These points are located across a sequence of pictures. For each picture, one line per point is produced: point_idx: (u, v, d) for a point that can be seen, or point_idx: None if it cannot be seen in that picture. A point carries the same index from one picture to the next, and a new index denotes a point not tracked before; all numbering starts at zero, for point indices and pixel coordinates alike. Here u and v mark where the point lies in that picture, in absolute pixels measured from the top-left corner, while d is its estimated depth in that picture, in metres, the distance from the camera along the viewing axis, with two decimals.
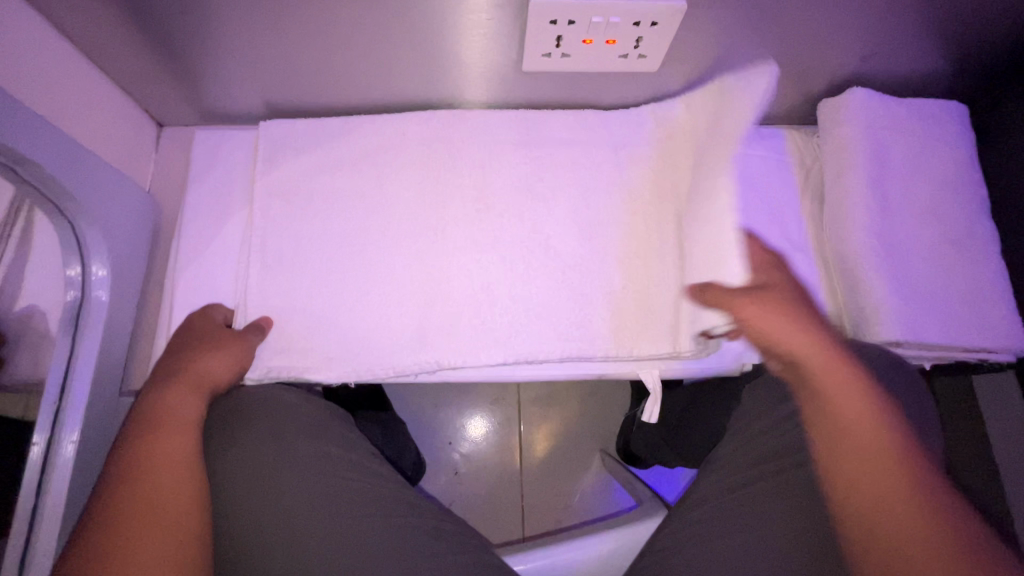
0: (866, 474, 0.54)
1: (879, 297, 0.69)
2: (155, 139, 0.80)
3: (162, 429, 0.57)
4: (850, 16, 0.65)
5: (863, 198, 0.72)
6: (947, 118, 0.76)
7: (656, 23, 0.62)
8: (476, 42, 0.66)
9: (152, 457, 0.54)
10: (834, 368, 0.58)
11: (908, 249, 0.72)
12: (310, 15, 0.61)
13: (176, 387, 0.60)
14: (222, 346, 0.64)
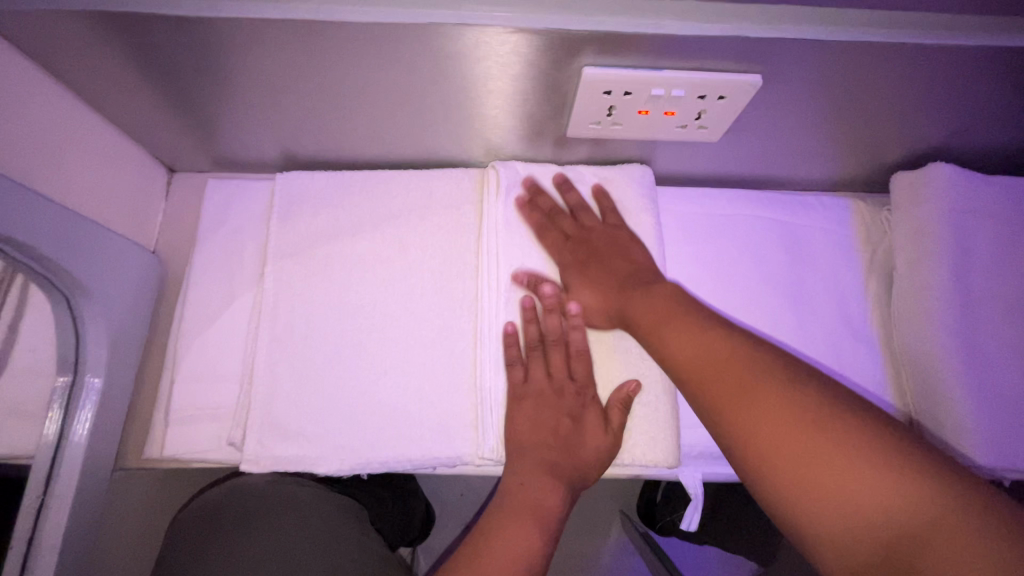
0: (708, 375, 0.51)
1: (963, 411, 0.61)
2: (165, 185, 0.74)
3: (530, 518, 0.57)
4: (946, 92, 0.57)
5: (946, 291, 0.64)
6: None
7: (724, 96, 0.55)
8: (517, 105, 0.59)
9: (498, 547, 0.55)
10: (625, 294, 0.61)
11: (993, 353, 0.64)
12: (340, 75, 0.55)
13: (542, 475, 0.60)
14: (592, 427, 0.61)
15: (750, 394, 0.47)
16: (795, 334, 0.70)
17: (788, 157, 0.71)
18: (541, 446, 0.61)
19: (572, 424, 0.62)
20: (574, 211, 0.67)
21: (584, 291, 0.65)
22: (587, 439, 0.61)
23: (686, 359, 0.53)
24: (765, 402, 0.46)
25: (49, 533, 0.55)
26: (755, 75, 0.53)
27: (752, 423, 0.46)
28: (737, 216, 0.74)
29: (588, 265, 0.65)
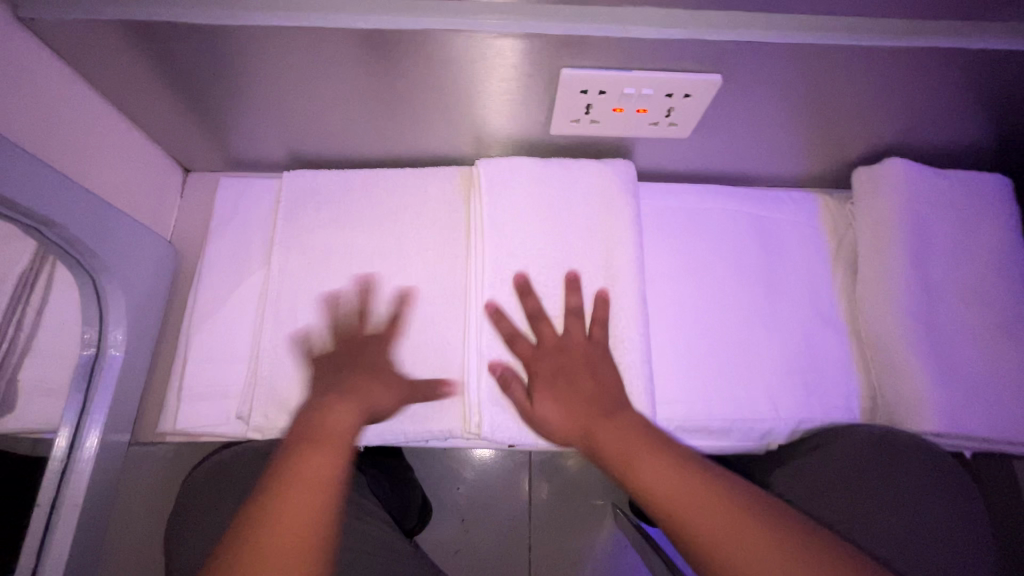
0: (666, 507, 0.46)
1: (919, 382, 0.65)
2: (180, 184, 0.80)
3: (320, 443, 0.50)
4: (892, 90, 0.63)
5: (903, 275, 0.69)
6: (991, 195, 0.74)
7: (689, 94, 0.61)
8: (505, 105, 0.65)
9: (301, 466, 0.47)
10: (598, 417, 0.55)
11: (948, 331, 0.68)
12: (343, 78, 0.61)
13: (333, 402, 0.55)
14: (382, 380, 0.61)
15: (711, 522, 0.44)
16: (768, 318, 0.74)
17: (756, 154, 0.76)
18: (325, 388, 0.58)
19: (371, 369, 0.61)
20: (537, 321, 0.65)
21: (547, 403, 0.58)
22: (371, 381, 0.60)
23: (652, 487, 0.48)
24: (711, 501, 0.45)
25: (73, 493, 0.60)
26: (716, 74, 0.58)
27: (656, 489, 0.47)
28: (712, 209, 0.80)
29: (555, 378, 0.60)
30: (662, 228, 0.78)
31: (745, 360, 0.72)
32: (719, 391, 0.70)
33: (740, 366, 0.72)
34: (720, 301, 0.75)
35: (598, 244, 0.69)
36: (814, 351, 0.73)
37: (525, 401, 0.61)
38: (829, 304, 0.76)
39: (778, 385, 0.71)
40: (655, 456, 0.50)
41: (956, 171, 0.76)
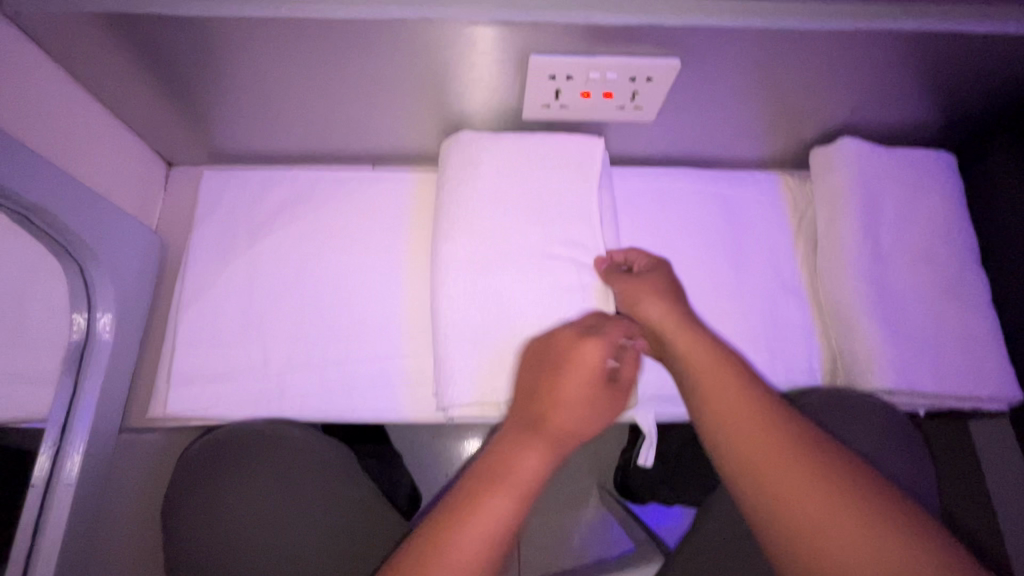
0: (742, 439, 0.49)
1: (872, 343, 0.70)
2: (164, 178, 0.82)
3: (503, 487, 0.48)
4: (839, 72, 0.67)
5: (856, 246, 0.73)
6: (935, 170, 0.79)
7: (651, 78, 0.64)
8: (479, 93, 0.69)
9: (518, 467, 0.49)
10: (677, 330, 0.59)
11: (899, 296, 0.73)
12: (322, 68, 0.64)
13: (527, 449, 0.51)
14: (531, 443, 0.51)
15: (787, 473, 0.46)
16: (735, 290, 0.78)
17: (719, 136, 0.81)
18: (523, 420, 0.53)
19: (552, 432, 0.52)
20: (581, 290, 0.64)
21: (528, 377, 0.58)
22: (531, 446, 0.51)
23: (735, 421, 0.50)
24: (796, 482, 0.45)
25: (66, 473, 0.61)
26: (676, 58, 0.62)
27: (732, 415, 0.50)
28: (680, 190, 0.84)
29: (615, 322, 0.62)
30: (634, 208, 0.82)
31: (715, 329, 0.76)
32: None
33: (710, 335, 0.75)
34: (690, 276, 0.78)
35: None
36: (778, 320, 0.77)
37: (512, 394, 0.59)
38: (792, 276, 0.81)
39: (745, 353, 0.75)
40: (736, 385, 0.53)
41: (903, 148, 0.81)
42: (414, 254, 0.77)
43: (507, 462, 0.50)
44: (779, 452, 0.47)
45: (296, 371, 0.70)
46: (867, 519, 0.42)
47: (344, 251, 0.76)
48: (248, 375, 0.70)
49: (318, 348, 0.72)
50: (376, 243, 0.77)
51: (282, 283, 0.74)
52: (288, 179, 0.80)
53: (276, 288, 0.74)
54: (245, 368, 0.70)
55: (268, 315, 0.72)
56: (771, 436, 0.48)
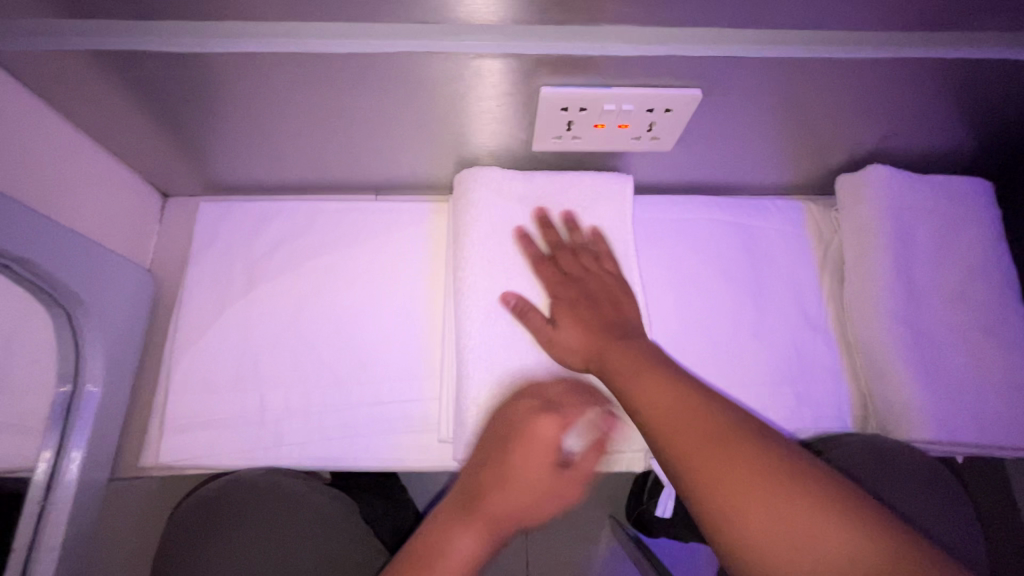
0: (671, 437, 0.47)
1: (908, 389, 0.65)
2: (159, 210, 0.79)
3: (488, 505, 0.51)
4: (871, 101, 0.63)
5: (888, 283, 0.69)
6: (971, 199, 0.74)
7: (670, 109, 0.60)
8: (486, 125, 0.65)
9: (449, 552, 0.49)
10: (603, 337, 0.59)
11: (935, 336, 0.68)
12: (321, 102, 0.61)
13: (461, 526, 0.51)
14: (533, 471, 0.52)
15: (720, 467, 0.43)
16: (757, 328, 0.74)
17: (739, 164, 0.76)
18: (460, 493, 0.53)
19: (505, 476, 0.52)
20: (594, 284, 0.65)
21: (569, 327, 0.61)
22: (509, 488, 0.52)
23: (665, 418, 0.48)
24: (737, 477, 0.42)
25: (51, 533, 0.57)
26: (696, 90, 0.58)
27: (659, 409, 0.49)
28: (697, 220, 0.79)
29: (577, 302, 0.63)
30: (649, 239, 0.78)
31: (737, 369, 0.72)
32: None
33: (733, 375, 0.71)
34: (713, 311, 0.74)
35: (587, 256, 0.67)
36: (804, 359, 0.73)
37: (548, 324, 0.62)
38: (817, 311, 0.76)
39: (769, 395, 0.71)
40: (656, 379, 0.51)
41: (936, 175, 0.77)
42: (418, 290, 0.74)
43: (502, 511, 0.51)
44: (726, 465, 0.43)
45: (294, 418, 0.67)
46: (807, 512, 0.39)
47: (345, 288, 0.73)
48: (244, 422, 0.66)
49: (318, 392, 0.68)
50: (379, 280, 0.74)
51: (281, 322, 0.71)
52: (287, 211, 0.77)
53: (274, 328, 0.71)
54: (242, 415, 0.67)
55: (266, 357, 0.69)
56: (706, 423, 0.46)
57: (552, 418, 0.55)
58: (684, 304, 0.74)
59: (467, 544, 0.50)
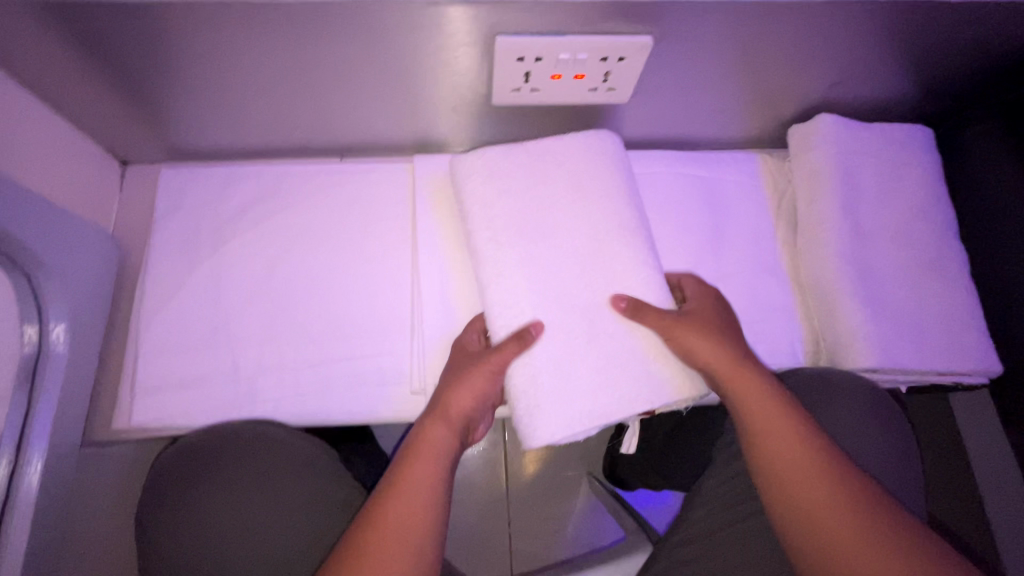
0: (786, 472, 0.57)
1: (852, 321, 0.69)
2: (119, 178, 0.78)
3: (421, 454, 0.58)
4: (815, 48, 0.66)
5: (837, 226, 0.72)
6: (913, 144, 0.78)
7: (623, 57, 0.62)
8: (448, 78, 0.66)
9: (425, 439, 0.59)
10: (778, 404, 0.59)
11: (880, 274, 0.72)
12: (281, 58, 0.61)
13: (432, 417, 0.61)
14: (478, 373, 0.61)
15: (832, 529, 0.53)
16: (717, 273, 0.76)
17: (696, 117, 0.79)
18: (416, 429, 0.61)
19: (455, 372, 0.63)
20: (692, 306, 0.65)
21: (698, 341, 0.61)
22: (463, 383, 0.61)
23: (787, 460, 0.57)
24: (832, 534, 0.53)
25: (25, 492, 0.57)
26: (646, 36, 0.60)
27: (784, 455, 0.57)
28: (655, 173, 0.80)
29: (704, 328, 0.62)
30: None
31: None
32: None
33: None
34: (675, 259, 0.76)
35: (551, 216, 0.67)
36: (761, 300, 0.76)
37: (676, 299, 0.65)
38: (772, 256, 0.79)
39: None
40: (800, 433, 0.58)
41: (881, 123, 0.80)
42: (387, 250, 0.75)
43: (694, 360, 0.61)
44: (790, 447, 0.57)
45: (267, 376, 0.68)
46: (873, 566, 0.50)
47: (314, 250, 0.73)
48: (217, 382, 0.67)
49: (290, 351, 0.69)
50: (348, 241, 0.74)
51: (251, 284, 0.71)
52: (252, 175, 0.77)
53: (244, 290, 0.71)
54: (214, 375, 0.67)
55: (237, 318, 0.69)
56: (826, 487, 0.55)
57: (515, 342, 0.60)
58: None
59: (427, 465, 0.57)
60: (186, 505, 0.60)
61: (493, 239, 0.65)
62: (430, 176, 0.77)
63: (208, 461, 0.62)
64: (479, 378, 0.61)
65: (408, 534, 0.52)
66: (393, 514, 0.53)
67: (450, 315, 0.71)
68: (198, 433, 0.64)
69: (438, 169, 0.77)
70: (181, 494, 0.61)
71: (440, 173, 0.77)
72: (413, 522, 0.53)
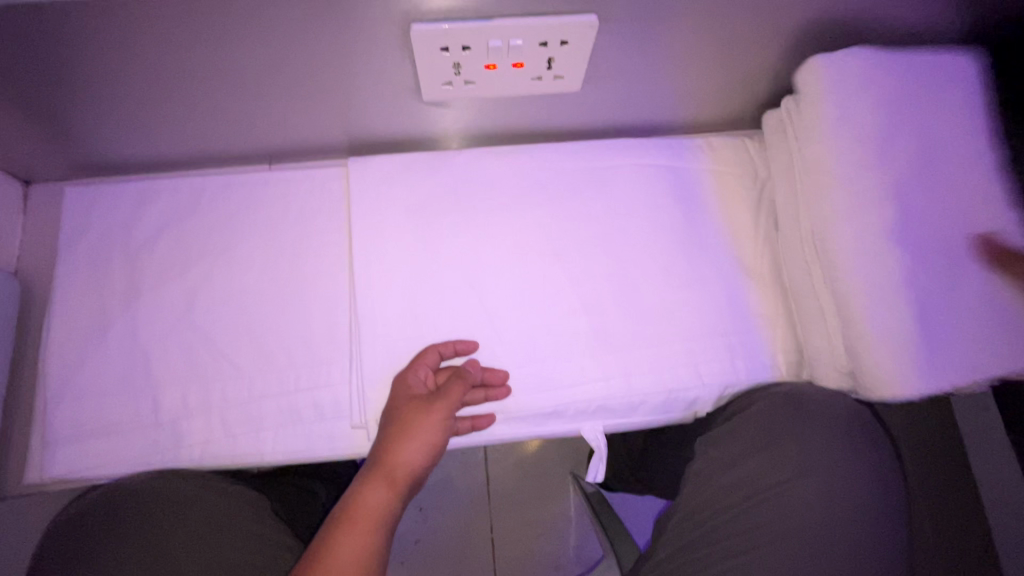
0: None
1: (886, 336, 0.56)
2: (22, 201, 0.70)
3: (353, 525, 0.52)
4: (794, 18, 0.56)
5: (855, 211, 0.58)
6: (969, 80, 0.61)
7: (566, 41, 0.53)
8: (373, 71, 0.58)
9: (362, 506, 0.54)
10: None
11: (927, 260, 0.57)
12: (172, 56, 0.53)
13: (373, 479, 0.56)
14: (425, 428, 0.58)
15: None
16: (689, 278, 0.68)
17: (663, 103, 0.70)
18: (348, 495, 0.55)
19: (401, 426, 0.58)
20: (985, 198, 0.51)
21: None
22: (410, 436, 0.57)
23: None
24: None
25: None
26: (591, 14, 0.51)
27: None
28: (619, 165, 0.71)
29: None
30: (572, 189, 0.70)
31: (664, 322, 0.66)
32: (640, 362, 0.65)
33: (657, 332, 0.66)
34: (641, 264, 0.68)
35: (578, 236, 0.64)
36: (741, 306, 0.68)
37: None
38: (751, 255, 0.70)
39: (703, 350, 0.66)
40: None
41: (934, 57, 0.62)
42: (322, 268, 0.67)
43: None
44: None
45: (192, 417, 0.62)
46: None
47: (240, 273, 0.66)
48: (137, 427, 0.61)
49: (215, 388, 0.63)
50: (278, 260, 0.67)
51: (170, 315, 0.64)
52: (168, 190, 0.69)
53: (163, 322, 0.64)
54: (135, 419, 0.61)
55: (157, 354, 0.63)
56: None
57: (460, 382, 0.60)
58: (613, 256, 0.68)
59: (359, 539, 0.52)
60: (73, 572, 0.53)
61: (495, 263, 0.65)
62: (366, 181, 0.69)
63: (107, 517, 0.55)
64: (427, 432, 0.57)
65: None
66: None
67: (392, 340, 0.64)
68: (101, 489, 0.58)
69: (374, 174, 0.69)
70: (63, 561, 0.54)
71: (377, 178, 0.69)
72: None
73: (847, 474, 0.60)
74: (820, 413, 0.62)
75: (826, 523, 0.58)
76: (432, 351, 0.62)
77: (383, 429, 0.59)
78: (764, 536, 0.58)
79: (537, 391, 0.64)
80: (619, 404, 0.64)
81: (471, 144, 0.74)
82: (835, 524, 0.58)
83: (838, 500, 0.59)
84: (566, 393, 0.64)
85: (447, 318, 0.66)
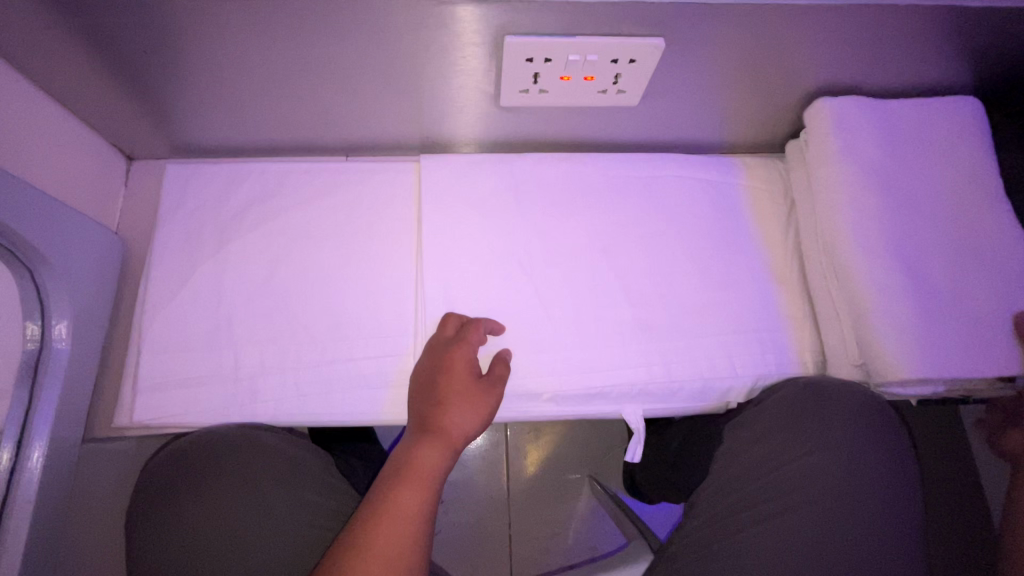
0: None
1: (897, 332, 0.62)
2: (124, 174, 0.78)
3: (410, 478, 0.57)
4: (834, 55, 0.64)
5: (861, 228, 0.65)
6: (970, 120, 0.69)
7: (634, 60, 0.61)
8: (457, 78, 0.66)
9: (418, 462, 0.58)
10: None
11: (936, 273, 0.64)
12: (290, 56, 0.60)
13: (427, 439, 0.60)
14: (469, 393, 0.62)
15: None
16: (724, 280, 0.74)
17: (706, 123, 0.77)
18: (402, 451, 0.60)
19: (448, 390, 0.62)
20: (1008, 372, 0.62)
21: None
22: (457, 401, 0.62)
23: None
24: None
25: (26, 487, 0.58)
26: (658, 38, 0.59)
27: None
28: (662, 176, 0.79)
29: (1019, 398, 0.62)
30: (620, 194, 0.77)
31: (700, 318, 0.72)
32: (678, 352, 0.71)
33: (694, 328, 0.72)
34: (680, 265, 0.75)
35: (624, 237, 0.75)
36: (773, 308, 0.74)
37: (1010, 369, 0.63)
38: (783, 263, 0.76)
39: (737, 344, 0.72)
40: None
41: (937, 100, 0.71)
42: (391, 251, 0.74)
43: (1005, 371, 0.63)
44: None
45: (267, 376, 0.67)
46: None
47: (317, 250, 0.73)
48: (217, 381, 0.67)
49: (291, 352, 0.68)
50: (352, 242, 0.74)
51: (253, 283, 0.71)
52: (256, 172, 0.76)
53: (245, 289, 0.70)
54: (216, 374, 0.67)
55: (239, 317, 0.69)
56: None
57: (502, 364, 0.66)
58: (655, 256, 0.75)
59: (416, 492, 0.56)
60: (177, 511, 0.62)
61: (549, 265, 0.74)
62: (436, 174, 0.76)
63: (200, 468, 0.63)
64: (475, 397, 0.62)
65: (398, 558, 0.52)
66: (387, 541, 0.52)
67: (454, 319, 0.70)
68: (186, 436, 0.66)
69: (442, 169, 0.76)
70: (166, 498, 0.62)
71: (445, 173, 0.76)
72: (401, 547, 0.53)
73: (862, 455, 0.67)
74: (841, 403, 0.68)
75: (842, 497, 0.66)
76: (472, 328, 0.67)
77: (428, 393, 0.62)
78: (786, 505, 0.66)
79: (584, 374, 0.70)
80: (658, 390, 0.70)
81: (530, 148, 0.82)
82: (851, 498, 0.66)
83: (853, 478, 0.66)
84: (610, 376, 0.70)
85: (506, 303, 0.72)
